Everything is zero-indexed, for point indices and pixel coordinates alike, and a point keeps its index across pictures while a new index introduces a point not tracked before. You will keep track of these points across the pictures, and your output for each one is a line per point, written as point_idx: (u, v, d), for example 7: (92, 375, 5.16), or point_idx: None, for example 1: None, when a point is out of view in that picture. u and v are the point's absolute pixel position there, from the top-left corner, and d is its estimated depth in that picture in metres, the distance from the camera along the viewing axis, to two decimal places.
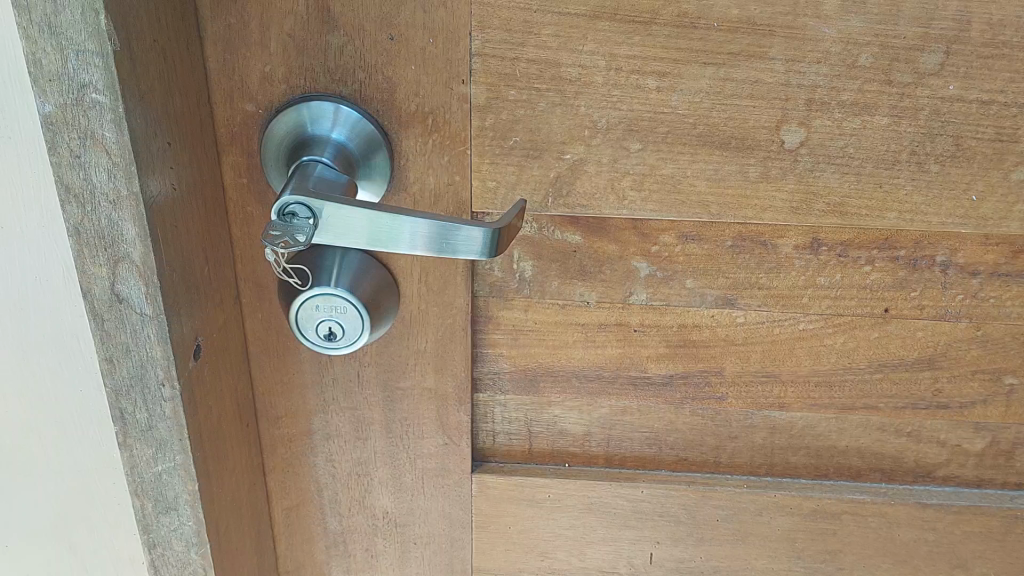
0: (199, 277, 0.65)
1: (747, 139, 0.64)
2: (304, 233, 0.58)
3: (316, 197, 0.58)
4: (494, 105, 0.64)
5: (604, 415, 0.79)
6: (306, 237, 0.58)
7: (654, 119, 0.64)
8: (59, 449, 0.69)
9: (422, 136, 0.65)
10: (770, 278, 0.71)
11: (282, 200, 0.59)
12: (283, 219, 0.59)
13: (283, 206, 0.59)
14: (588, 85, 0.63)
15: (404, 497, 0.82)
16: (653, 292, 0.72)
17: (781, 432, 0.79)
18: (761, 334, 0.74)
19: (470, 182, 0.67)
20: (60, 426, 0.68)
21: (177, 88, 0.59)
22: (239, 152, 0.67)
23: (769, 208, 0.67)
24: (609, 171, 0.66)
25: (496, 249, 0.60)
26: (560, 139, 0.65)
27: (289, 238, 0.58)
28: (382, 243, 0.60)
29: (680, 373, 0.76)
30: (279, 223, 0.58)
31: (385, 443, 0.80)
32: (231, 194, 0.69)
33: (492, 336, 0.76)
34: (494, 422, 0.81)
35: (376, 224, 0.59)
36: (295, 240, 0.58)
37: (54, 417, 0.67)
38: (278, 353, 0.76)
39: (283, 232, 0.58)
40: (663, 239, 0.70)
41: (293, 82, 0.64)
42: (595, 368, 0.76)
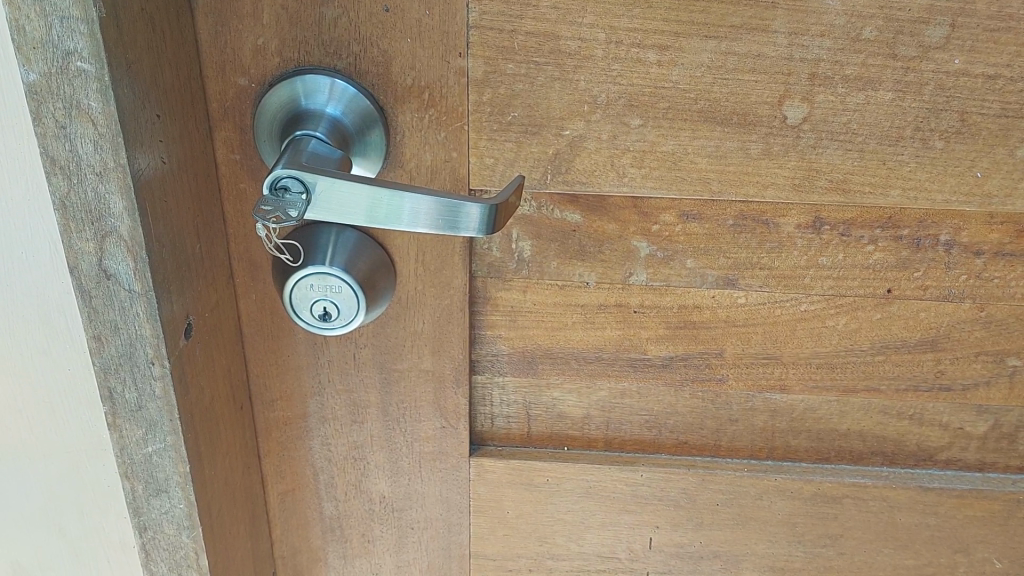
0: (190, 254, 0.63)
1: (749, 114, 0.63)
2: (296, 208, 0.57)
3: (308, 171, 0.57)
4: (492, 79, 0.63)
5: (603, 398, 0.78)
6: (298, 212, 0.57)
7: (654, 94, 0.63)
8: (47, 431, 0.68)
9: (418, 111, 0.64)
10: (772, 258, 0.70)
11: (274, 174, 0.57)
12: (275, 193, 0.57)
13: (275, 180, 0.58)
14: (587, 59, 0.62)
15: (401, 481, 0.81)
16: (653, 273, 0.71)
17: (782, 415, 0.78)
18: (763, 315, 0.73)
19: (467, 158, 0.66)
20: (48, 408, 0.66)
21: (167, 60, 0.58)
22: (232, 127, 0.66)
23: (770, 186, 0.66)
24: (608, 148, 0.65)
25: (495, 226, 0.59)
26: (559, 115, 0.64)
27: (281, 213, 0.57)
28: (378, 219, 0.59)
29: (680, 355, 0.75)
30: (269, 197, 0.57)
31: (381, 427, 0.78)
32: (223, 171, 0.67)
33: (490, 318, 0.75)
34: (493, 405, 0.79)
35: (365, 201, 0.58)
36: (287, 215, 0.57)
37: (42, 399, 0.66)
38: (272, 334, 0.74)
39: (274, 207, 0.57)
40: (663, 219, 0.69)
41: (287, 55, 0.62)
42: (594, 350, 0.75)
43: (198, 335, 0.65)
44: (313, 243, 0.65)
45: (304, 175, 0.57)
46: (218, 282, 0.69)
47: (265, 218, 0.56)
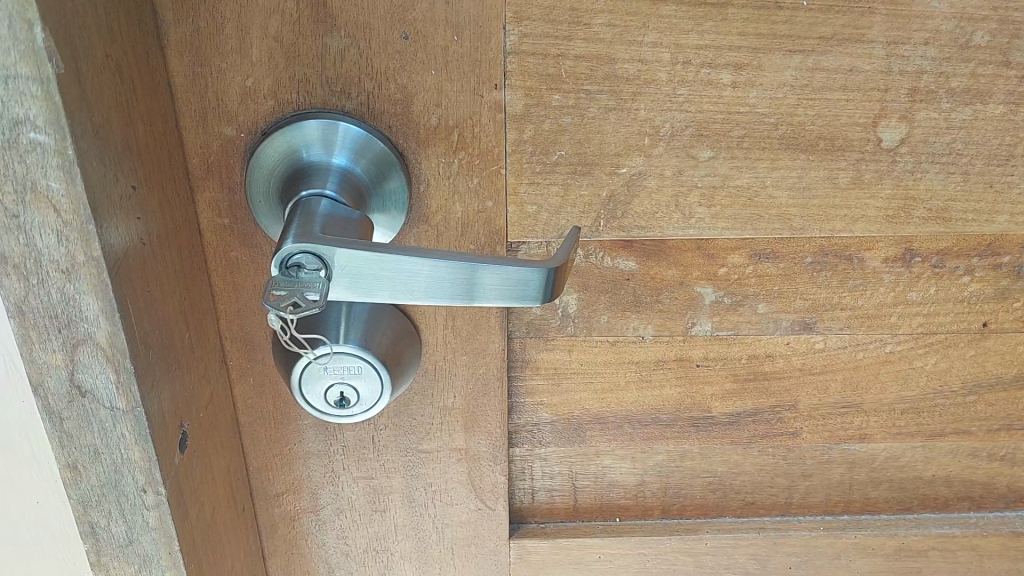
0: (181, 347, 0.53)
1: (838, 139, 0.54)
2: (316, 290, 0.46)
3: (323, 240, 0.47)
4: (534, 114, 0.53)
5: (660, 463, 0.69)
6: (319, 294, 0.46)
7: (728, 122, 0.53)
8: (19, 552, 0.57)
9: (445, 155, 0.54)
10: (855, 297, 0.61)
11: (283, 249, 0.47)
12: (286, 273, 0.47)
13: (287, 257, 0.47)
14: (648, 84, 0.52)
15: (429, 570, 0.72)
16: (719, 322, 0.62)
17: (862, 466, 0.69)
18: (843, 360, 0.64)
19: (505, 207, 0.56)
20: (22, 526, 0.56)
21: (139, 115, 0.47)
22: (218, 186, 0.55)
23: (860, 219, 0.57)
24: (672, 185, 0.55)
25: (551, 291, 0.49)
26: (613, 150, 0.54)
27: (300, 300, 0.46)
28: (410, 292, 0.48)
29: (749, 410, 0.67)
30: (279, 280, 0.46)
31: (406, 514, 0.69)
32: (209, 238, 0.57)
33: (530, 383, 0.65)
34: (533, 480, 0.71)
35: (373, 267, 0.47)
36: (307, 300, 0.46)
37: (13, 517, 0.55)
38: (274, 421, 0.64)
39: (290, 293, 0.46)
40: (731, 260, 0.60)
41: (283, 97, 0.51)
42: (650, 412, 0.67)
43: (193, 440, 0.55)
44: (322, 316, 0.55)
45: (318, 248, 0.47)
46: (212, 370, 0.59)
47: (281, 308, 0.45)
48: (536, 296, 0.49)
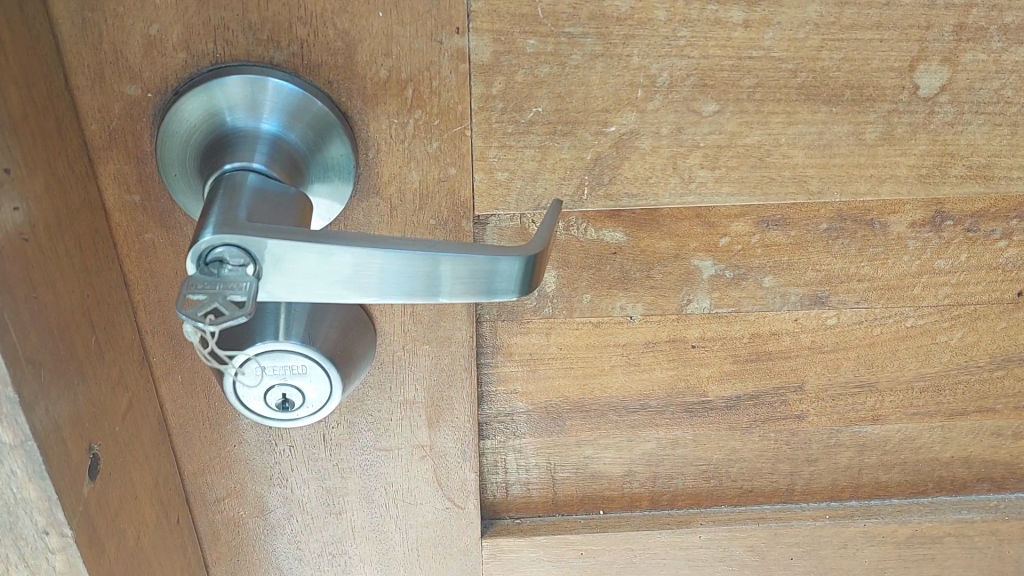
0: (93, 356, 0.43)
1: (866, 87, 0.45)
2: (242, 292, 0.36)
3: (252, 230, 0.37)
4: (504, 63, 0.44)
5: (649, 451, 0.61)
6: (245, 296, 0.36)
7: (738, 69, 0.44)
8: None
9: (398, 115, 0.44)
10: (874, 267, 0.53)
11: (202, 241, 0.37)
12: (206, 271, 0.37)
13: (203, 253, 0.37)
14: (643, 25, 0.43)
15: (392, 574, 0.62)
16: (718, 299, 0.54)
17: (873, 449, 0.62)
18: (857, 336, 0.56)
19: (471, 174, 0.47)
20: None
21: (8, 67, 0.36)
22: (125, 158, 0.44)
23: (888, 180, 0.48)
24: (670, 145, 0.46)
25: (531, 281, 0.39)
26: (600, 106, 0.45)
27: (222, 305, 0.36)
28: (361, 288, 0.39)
29: (750, 393, 0.58)
30: (195, 280, 0.36)
31: (365, 515, 0.59)
32: (116, 218, 0.46)
33: (502, 369, 0.56)
34: (507, 472, 0.61)
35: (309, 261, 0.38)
36: (231, 305, 0.36)
37: None
38: (209, 420, 0.54)
39: (210, 297, 0.36)
40: (734, 228, 0.51)
41: (196, 47, 0.42)
42: (639, 399, 0.58)
43: (116, 461, 0.45)
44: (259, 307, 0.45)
45: (246, 239, 0.37)
46: (135, 374, 0.49)
47: (198, 318, 0.35)
48: (511, 288, 0.39)
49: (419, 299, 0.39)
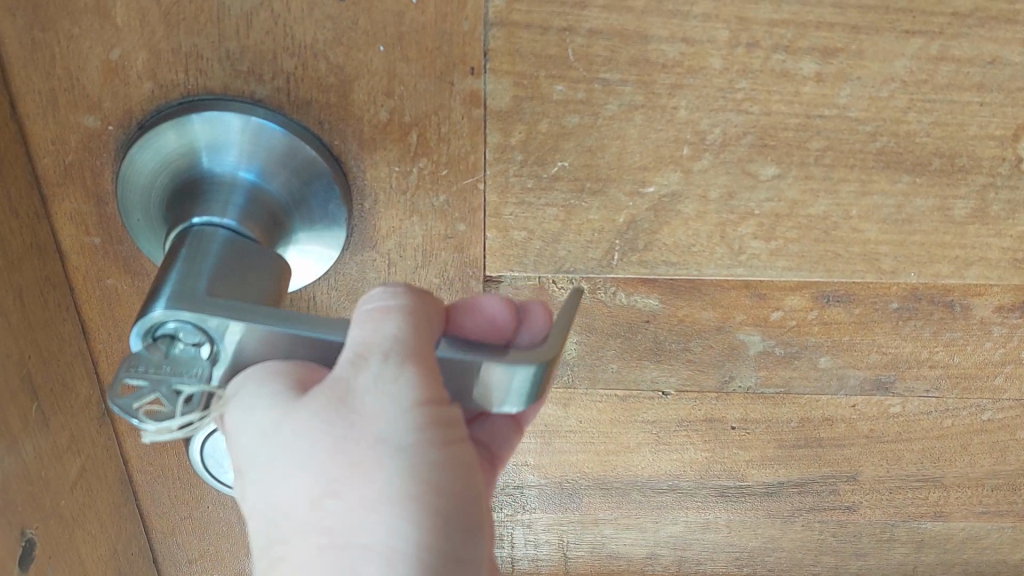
0: (34, 426, 0.37)
1: (959, 157, 0.38)
2: (191, 383, 0.29)
3: (213, 311, 0.29)
4: (526, 111, 0.36)
5: (675, 534, 0.55)
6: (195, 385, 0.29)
7: (804, 129, 0.37)
8: None
9: (400, 163, 0.38)
10: (950, 354, 0.46)
11: (154, 314, 0.29)
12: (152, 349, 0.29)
13: (153, 324, 0.30)
14: (694, 73, 0.35)
15: None
16: (765, 378, 0.47)
17: (932, 547, 0.55)
18: (923, 427, 0.49)
19: (482, 232, 0.40)
20: None
21: None
22: (83, 196, 0.38)
23: (976, 262, 0.41)
24: (718, 211, 0.39)
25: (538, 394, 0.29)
26: (637, 163, 0.38)
27: (164, 396, 0.28)
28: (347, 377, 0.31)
29: (793, 479, 0.52)
30: (137, 356, 0.29)
31: None
32: (74, 260, 0.40)
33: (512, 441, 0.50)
34: (513, 548, 0.56)
35: (275, 348, 0.30)
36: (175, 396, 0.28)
37: None
38: (181, 479, 0.48)
39: (150, 385, 0.28)
40: (789, 302, 0.44)
41: (164, 76, 0.35)
42: (667, 478, 0.52)
43: (57, 541, 0.40)
44: None
45: (205, 317, 0.29)
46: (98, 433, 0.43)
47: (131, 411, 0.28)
48: (517, 399, 0.29)
49: None
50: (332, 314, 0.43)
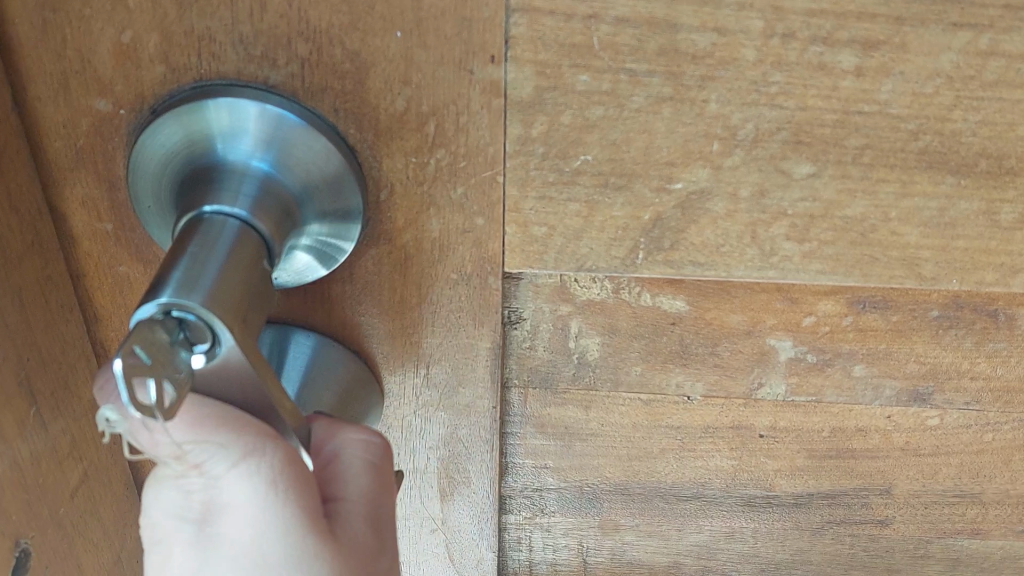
0: (31, 431, 0.36)
1: (1007, 158, 0.36)
2: (177, 388, 0.27)
3: (220, 317, 0.28)
4: (548, 101, 0.35)
5: (699, 543, 0.53)
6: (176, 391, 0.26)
7: (842, 126, 0.35)
8: None
9: (416, 155, 0.36)
10: (992, 365, 0.44)
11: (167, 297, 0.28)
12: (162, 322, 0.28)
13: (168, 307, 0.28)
14: (725, 65, 0.34)
15: None
16: (796, 385, 0.45)
17: (968, 564, 0.53)
18: (962, 442, 0.47)
19: (502, 226, 0.39)
20: None
21: None
22: (95, 181, 0.37)
23: (1022, 270, 0.39)
24: (749, 211, 0.38)
25: None
26: (664, 158, 0.36)
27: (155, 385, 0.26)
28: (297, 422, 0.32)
29: (824, 491, 0.50)
30: (146, 330, 0.26)
31: None
32: (87, 247, 0.39)
33: (531, 442, 0.49)
34: (531, 552, 0.55)
35: None
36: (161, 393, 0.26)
37: None
38: None
39: (153, 367, 0.26)
40: (822, 307, 0.42)
41: (176, 60, 0.34)
42: (691, 485, 0.50)
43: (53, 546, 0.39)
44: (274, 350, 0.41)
45: (214, 322, 0.28)
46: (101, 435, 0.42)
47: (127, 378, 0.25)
48: None
49: (351, 465, 0.32)
50: (347, 309, 0.41)
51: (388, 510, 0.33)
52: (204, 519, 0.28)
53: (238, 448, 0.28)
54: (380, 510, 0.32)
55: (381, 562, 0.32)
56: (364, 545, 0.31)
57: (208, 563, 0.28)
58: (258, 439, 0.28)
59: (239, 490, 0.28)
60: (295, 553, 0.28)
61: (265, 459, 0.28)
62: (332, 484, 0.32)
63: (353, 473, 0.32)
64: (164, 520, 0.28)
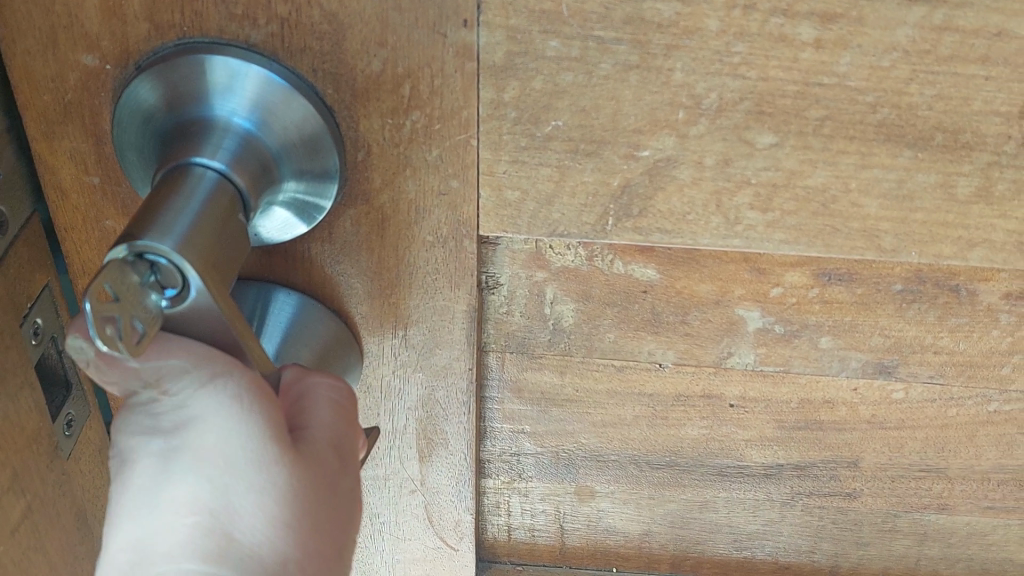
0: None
1: (963, 132, 0.37)
2: (145, 323, 0.28)
3: (191, 262, 0.30)
4: (519, 66, 0.36)
5: (672, 512, 0.55)
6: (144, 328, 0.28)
7: (802, 97, 0.36)
8: None
9: (392, 117, 0.38)
10: (955, 340, 0.45)
11: (142, 242, 0.29)
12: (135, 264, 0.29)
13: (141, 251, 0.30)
14: (689, 35, 0.35)
15: None
16: (764, 355, 0.47)
17: (934, 540, 0.54)
18: (927, 415, 0.48)
19: (476, 190, 0.40)
20: None
21: None
22: (83, 134, 0.39)
23: (980, 244, 0.40)
24: (714, 179, 0.39)
25: None
26: (632, 125, 0.38)
27: (124, 321, 0.28)
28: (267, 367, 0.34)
29: (794, 462, 0.51)
30: (118, 269, 0.28)
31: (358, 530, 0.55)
32: (75, 199, 0.41)
33: (508, 407, 0.51)
34: (509, 516, 0.56)
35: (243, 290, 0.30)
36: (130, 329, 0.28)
37: None
38: None
39: (122, 304, 0.28)
40: (788, 279, 0.43)
41: (161, 18, 0.35)
42: (664, 453, 0.52)
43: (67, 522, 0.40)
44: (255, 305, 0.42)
45: (186, 268, 0.30)
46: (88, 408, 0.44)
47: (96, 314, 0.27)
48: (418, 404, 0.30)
49: (316, 399, 0.34)
50: (328, 269, 0.43)
51: (350, 445, 0.34)
52: (170, 437, 0.30)
53: (203, 371, 0.30)
54: (342, 441, 0.34)
55: (343, 486, 0.33)
56: (326, 462, 0.32)
57: (174, 477, 0.30)
58: (225, 364, 0.30)
59: (205, 407, 0.30)
60: (258, 462, 0.30)
61: (231, 377, 0.30)
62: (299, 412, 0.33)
63: (318, 405, 0.34)
64: (132, 441, 0.30)
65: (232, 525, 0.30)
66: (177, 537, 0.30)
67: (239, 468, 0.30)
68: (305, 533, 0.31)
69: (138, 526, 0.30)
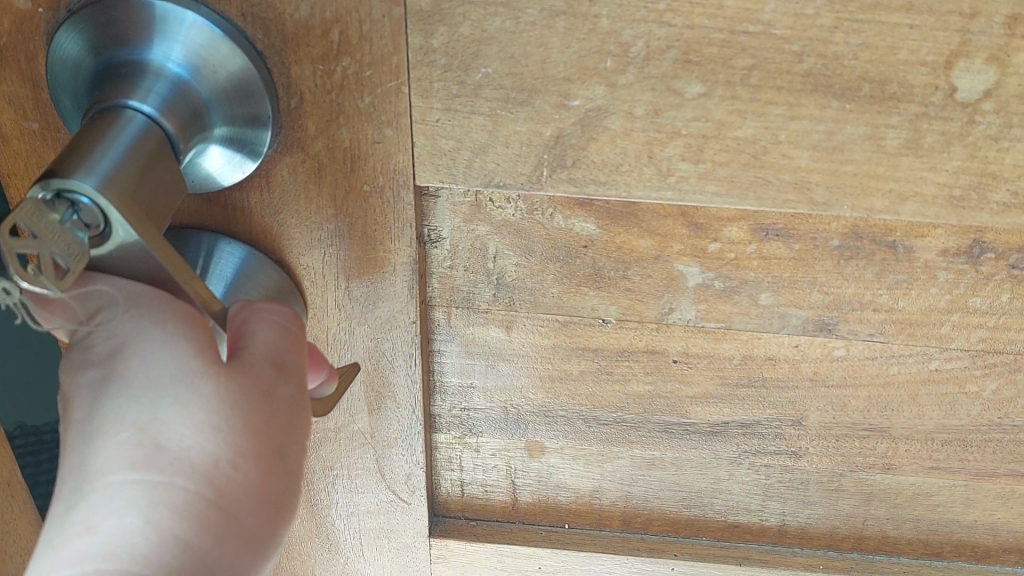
0: None
1: (890, 83, 0.37)
2: (68, 260, 0.28)
3: None
4: (446, 11, 0.36)
5: (621, 469, 0.55)
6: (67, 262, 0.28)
7: (729, 46, 0.36)
8: None
9: (324, 63, 0.38)
10: (894, 298, 0.45)
11: (60, 180, 0.29)
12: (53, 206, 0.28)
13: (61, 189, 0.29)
14: None
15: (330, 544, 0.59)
16: (705, 311, 0.47)
17: (881, 501, 0.54)
18: (868, 373, 0.48)
19: (409, 138, 0.40)
20: None
21: None
22: (19, 79, 0.39)
23: (911, 197, 0.40)
24: (645, 129, 0.39)
25: None
26: (561, 74, 0.38)
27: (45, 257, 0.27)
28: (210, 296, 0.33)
29: (740, 419, 0.51)
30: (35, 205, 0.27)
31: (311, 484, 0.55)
32: (15, 144, 0.41)
33: (456, 363, 0.51)
34: (462, 471, 0.57)
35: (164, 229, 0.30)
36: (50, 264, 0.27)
37: None
38: None
39: (41, 242, 0.27)
40: (726, 233, 0.43)
41: None
42: (611, 410, 0.52)
43: None
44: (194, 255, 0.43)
45: (109, 208, 0.29)
46: None
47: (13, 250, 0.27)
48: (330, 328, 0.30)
49: (256, 321, 0.33)
50: (268, 219, 0.43)
51: (296, 363, 0.33)
52: (101, 366, 0.31)
53: (120, 302, 0.31)
54: (286, 357, 0.33)
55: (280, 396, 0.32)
56: (260, 373, 0.32)
57: (104, 400, 0.30)
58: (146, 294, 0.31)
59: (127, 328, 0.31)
60: (178, 374, 0.30)
61: (153, 303, 0.31)
62: (240, 333, 0.33)
63: (259, 326, 0.33)
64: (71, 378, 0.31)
65: (159, 434, 0.30)
66: (108, 454, 0.30)
67: (160, 379, 0.30)
68: (237, 436, 0.30)
69: (76, 453, 0.30)
